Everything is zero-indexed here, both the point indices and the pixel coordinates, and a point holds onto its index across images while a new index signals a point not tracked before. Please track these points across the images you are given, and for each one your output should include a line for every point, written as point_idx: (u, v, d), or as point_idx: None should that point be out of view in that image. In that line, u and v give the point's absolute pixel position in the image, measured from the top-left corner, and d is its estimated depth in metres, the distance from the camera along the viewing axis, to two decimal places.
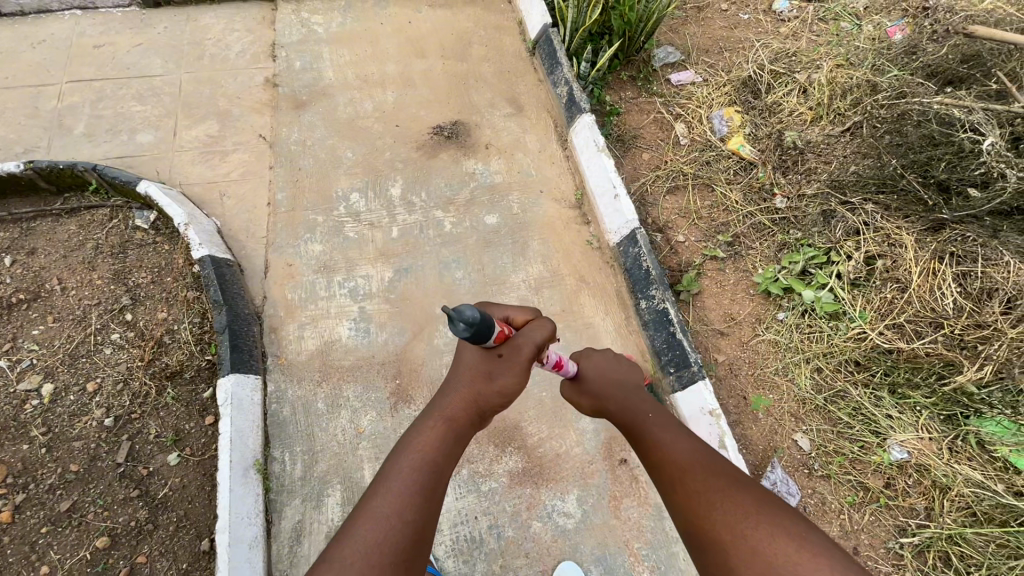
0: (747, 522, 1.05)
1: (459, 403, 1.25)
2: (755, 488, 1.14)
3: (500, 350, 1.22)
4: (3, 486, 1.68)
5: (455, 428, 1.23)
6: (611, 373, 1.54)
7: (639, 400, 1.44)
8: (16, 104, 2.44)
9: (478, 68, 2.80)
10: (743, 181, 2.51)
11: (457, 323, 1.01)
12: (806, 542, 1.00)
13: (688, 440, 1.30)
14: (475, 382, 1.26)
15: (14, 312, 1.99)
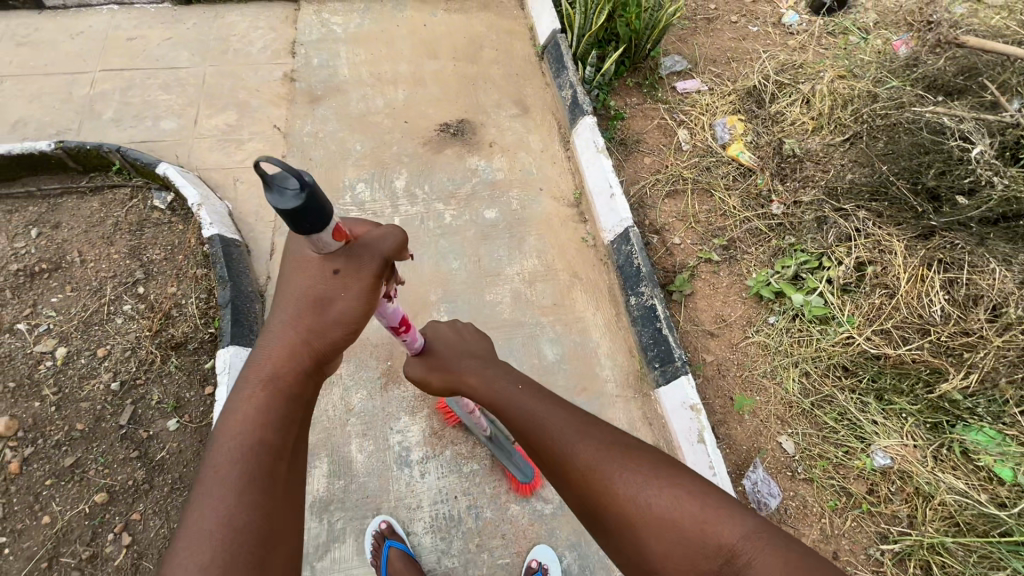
0: (633, 479, 1.05)
1: (288, 355, 1.08)
2: (642, 449, 1.11)
3: (336, 266, 1.07)
4: (14, 440, 1.78)
5: (286, 386, 1.05)
6: (459, 350, 1.42)
7: (495, 372, 1.33)
8: (51, 89, 2.60)
9: (488, 70, 2.89)
10: (741, 188, 2.55)
11: (286, 188, 0.87)
12: (691, 488, 1.02)
13: (551, 401, 1.23)
14: (303, 321, 1.09)
15: (36, 280, 2.12)
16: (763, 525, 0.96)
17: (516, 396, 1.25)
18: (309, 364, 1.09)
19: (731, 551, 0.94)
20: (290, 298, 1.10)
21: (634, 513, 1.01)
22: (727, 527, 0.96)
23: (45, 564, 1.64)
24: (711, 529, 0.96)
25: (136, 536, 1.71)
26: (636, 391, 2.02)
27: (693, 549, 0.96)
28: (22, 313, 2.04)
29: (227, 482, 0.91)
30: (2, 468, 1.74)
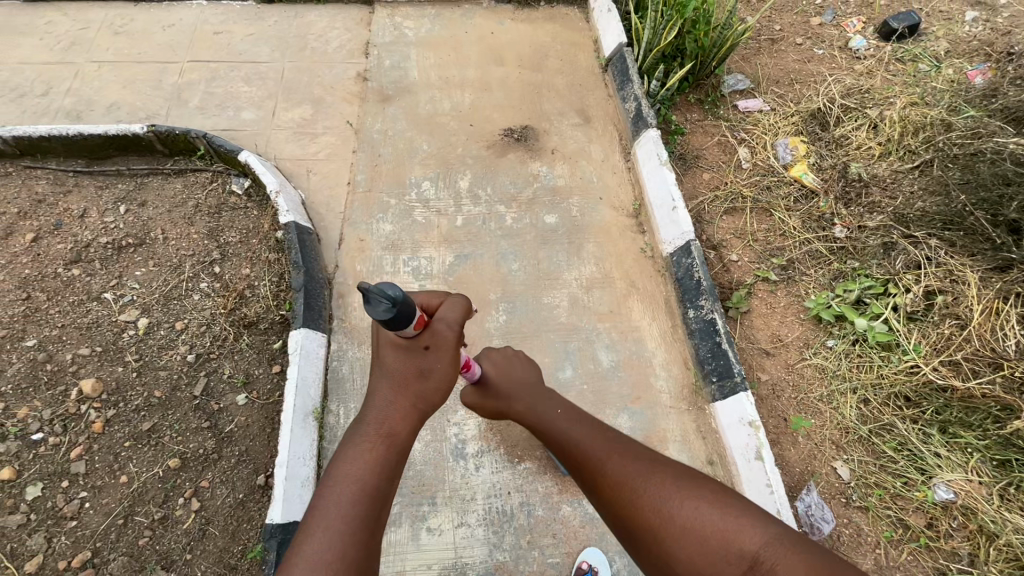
0: (664, 491, 1.20)
1: (395, 416, 1.26)
2: (668, 466, 1.28)
3: (426, 343, 1.22)
4: (98, 401, 1.89)
5: (396, 442, 1.24)
6: (522, 380, 1.65)
7: (548, 404, 1.57)
8: (143, 76, 2.76)
9: (552, 79, 2.95)
10: (802, 209, 2.53)
11: (377, 303, 0.99)
12: (714, 499, 1.16)
13: (598, 431, 1.45)
14: (407, 389, 1.27)
15: (122, 254, 2.24)
16: (787, 534, 1.07)
17: (566, 427, 1.49)
18: (413, 422, 1.28)
19: (753, 557, 1.04)
20: (391, 366, 1.26)
21: (662, 521, 1.15)
22: (749, 535, 1.07)
23: (121, 521, 1.73)
24: (734, 536, 1.07)
25: (204, 502, 1.79)
26: (690, 404, 2.03)
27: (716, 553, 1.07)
28: (108, 283, 2.16)
29: (341, 521, 1.08)
30: (87, 427, 1.85)
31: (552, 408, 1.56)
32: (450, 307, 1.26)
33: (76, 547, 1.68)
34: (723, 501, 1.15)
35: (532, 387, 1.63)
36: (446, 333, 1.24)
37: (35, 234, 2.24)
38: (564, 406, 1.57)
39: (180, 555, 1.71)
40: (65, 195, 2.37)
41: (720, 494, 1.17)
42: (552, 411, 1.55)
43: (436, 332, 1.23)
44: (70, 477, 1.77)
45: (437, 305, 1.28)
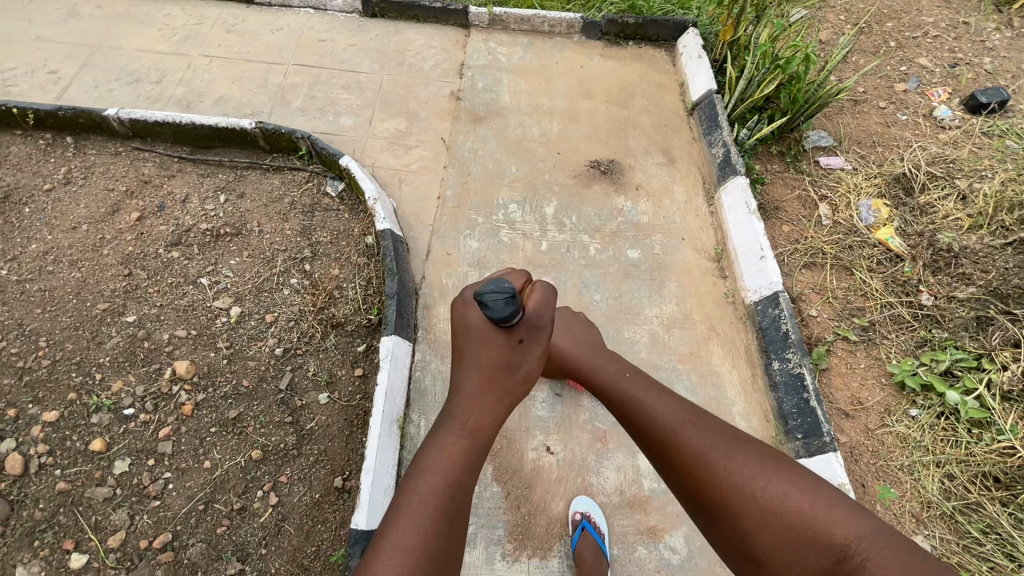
0: (742, 463, 1.22)
1: (482, 409, 1.35)
2: (754, 445, 1.27)
3: (520, 337, 1.37)
4: (190, 383, 1.92)
5: (481, 433, 1.32)
6: (584, 345, 1.78)
7: (616, 369, 1.62)
8: (251, 74, 2.88)
9: (638, 117, 3.00)
10: (885, 273, 2.53)
11: (498, 302, 1.21)
12: (797, 484, 1.16)
13: (667, 398, 1.45)
14: (495, 381, 1.37)
15: (219, 241, 2.29)
16: (881, 530, 1.06)
17: (639, 395, 1.48)
18: (496, 413, 1.37)
19: (843, 547, 1.05)
20: (483, 358, 1.37)
21: (745, 501, 1.17)
22: (838, 527, 1.07)
23: (201, 507, 1.72)
24: (823, 524, 1.08)
25: (281, 498, 1.78)
26: None
27: (796, 538, 1.10)
28: (204, 268, 2.20)
29: (426, 506, 1.13)
30: (177, 408, 1.87)
31: (621, 373, 1.60)
32: (537, 301, 1.36)
33: (157, 528, 1.68)
34: (809, 486, 1.16)
35: (596, 357, 1.70)
36: (538, 328, 1.38)
37: (140, 214, 2.32)
38: (633, 376, 1.57)
39: (255, 549, 1.69)
40: (169, 179, 2.45)
41: (802, 478, 1.18)
42: (623, 376, 1.58)
43: (529, 325, 1.37)
44: (156, 457, 1.78)
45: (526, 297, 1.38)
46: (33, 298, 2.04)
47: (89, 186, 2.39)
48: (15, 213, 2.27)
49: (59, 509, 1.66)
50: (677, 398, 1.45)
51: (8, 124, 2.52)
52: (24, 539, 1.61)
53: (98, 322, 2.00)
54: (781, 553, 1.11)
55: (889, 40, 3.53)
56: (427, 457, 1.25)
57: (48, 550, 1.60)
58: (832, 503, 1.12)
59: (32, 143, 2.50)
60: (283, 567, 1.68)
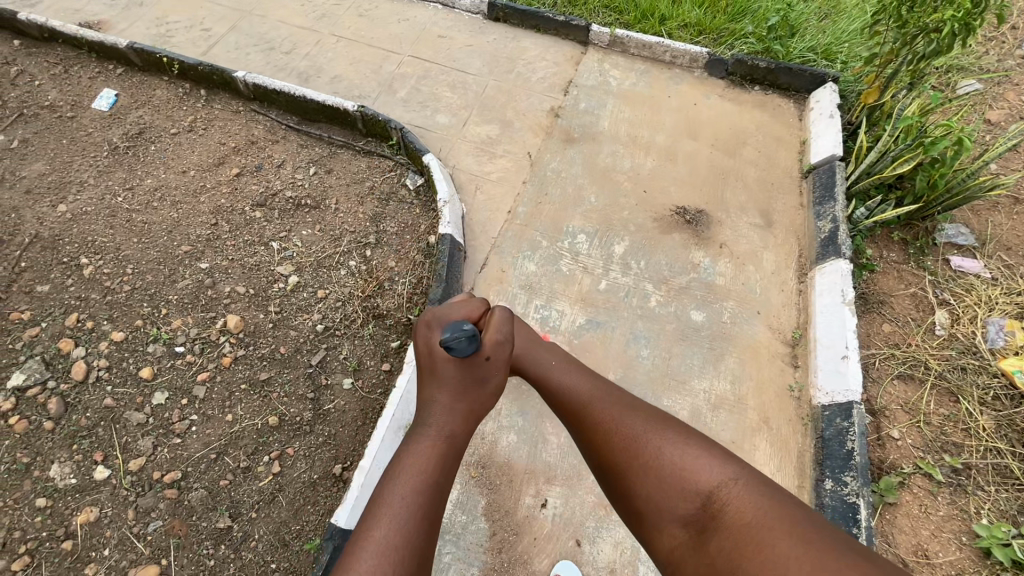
0: (634, 429, 1.21)
1: (454, 419, 1.26)
2: (650, 410, 1.26)
3: (487, 356, 1.27)
4: (235, 338, 2.05)
5: (454, 442, 1.24)
6: (522, 330, 1.61)
7: (537, 342, 1.53)
8: (369, 58, 3.02)
9: (743, 169, 2.76)
10: (1000, 411, 2.11)
11: (459, 343, 1.16)
12: (682, 441, 1.15)
13: (577, 370, 1.42)
14: (465, 395, 1.29)
15: (297, 210, 2.42)
16: (749, 478, 1.06)
17: (549, 366, 1.45)
18: (467, 425, 1.29)
19: (711, 496, 1.05)
20: (451, 379, 1.28)
21: (634, 457, 1.16)
22: (706, 474, 1.08)
23: (213, 456, 1.83)
24: (695, 477, 1.08)
25: (283, 469, 1.84)
26: None
27: (677, 492, 1.09)
28: (278, 233, 2.34)
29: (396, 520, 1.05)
30: (219, 357, 2.00)
31: (542, 349, 1.52)
32: (498, 322, 1.30)
33: (171, 464, 1.80)
34: (691, 444, 1.15)
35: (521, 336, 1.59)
36: (502, 345, 1.30)
37: (239, 170, 2.52)
38: (553, 345, 1.52)
39: (247, 510, 1.76)
40: (272, 144, 2.64)
41: (690, 438, 1.16)
42: (543, 353, 1.50)
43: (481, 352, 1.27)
44: (189, 398, 1.92)
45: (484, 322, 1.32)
46: (134, 227, 2.29)
47: (206, 137, 2.63)
48: (143, 150, 2.56)
49: (100, 422, 1.84)
50: (580, 367, 1.43)
51: (159, 70, 2.85)
52: (65, 440, 1.80)
53: (178, 262, 2.20)
54: (659, 504, 1.11)
55: None
56: (394, 470, 1.15)
57: (81, 456, 1.77)
58: (704, 454, 1.12)
59: (173, 89, 2.81)
60: (266, 536, 1.73)
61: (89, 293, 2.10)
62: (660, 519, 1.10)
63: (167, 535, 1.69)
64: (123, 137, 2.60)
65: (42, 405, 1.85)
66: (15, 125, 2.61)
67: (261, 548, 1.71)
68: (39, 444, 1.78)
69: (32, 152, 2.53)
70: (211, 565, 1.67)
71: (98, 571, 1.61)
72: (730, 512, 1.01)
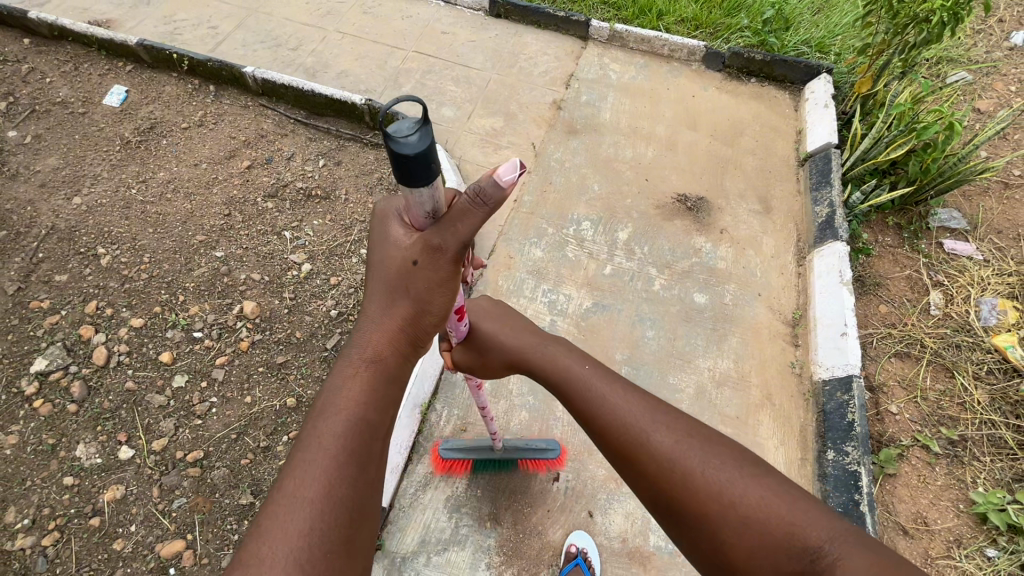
0: (707, 466, 0.96)
1: (385, 339, 1.07)
2: (719, 436, 1.02)
3: (433, 245, 1.01)
4: (252, 324, 2.10)
5: (388, 367, 1.07)
6: (520, 324, 1.39)
7: (552, 349, 1.29)
8: (374, 54, 3.08)
9: (742, 158, 2.83)
10: (994, 385, 2.19)
11: (407, 134, 0.84)
12: (775, 485, 0.93)
13: (621, 386, 1.13)
14: (401, 299, 1.07)
15: (308, 201, 2.48)
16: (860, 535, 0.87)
17: (588, 380, 1.16)
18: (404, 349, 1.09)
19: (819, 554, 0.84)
20: (386, 276, 1.07)
21: (713, 504, 0.92)
22: (818, 535, 0.86)
23: (234, 436, 1.88)
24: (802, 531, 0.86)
25: None
26: None
27: (778, 549, 0.86)
28: (290, 223, 2.40)
29: (325, 463, 0.92)
30: (236, 342, 2.05)
31: (575, 359, 1.23)
32: (465, 203, 1.03)
33: (194, 444, 1.85)
34: (781, 486, 0.93)
35: (539, 337, 1.34)
36: (462, 240, 1.02)
37: (250, 163, 2.57)
38: (577, 352, 1.26)
39: (268, 488, 1.81)
40: (282, 137, 2.70)
41: (780, 479, 0.94)
42: (577, 362, 1.22)
43: (442, 227, 1.02)
44: (209, 381, 1.96)
45: (455, 200, 1.06)
46: (149, 218, 2.34)
47: (216, 131, 2.68)
48: (155, 144, 2.61)
49: (123, 404, 1.88)
50: (620, 381, 1.15)
51: (168, 66, 2.90)
52: (90, 422, 1.84)
53: (194, 251, 2.25)
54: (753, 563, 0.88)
55: None
56: (325, 396, 1.02)
57: (105, 437, 1.82)
58: (810, 507, 0.90)
59: (183, 86, 2.86)
60: None
61: (107, 282, 2.14)
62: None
63: (191, 512, 1.73)
64: (135, 132, 2.65)
65: (65, 390, 1.90)
66: (28, 121, 2.66)
67: None
68: (64, 426, 1.83)
69: (45, 148, 2.57)
70: (235, 539, 1.71)
71: (125, 546, 1.66)
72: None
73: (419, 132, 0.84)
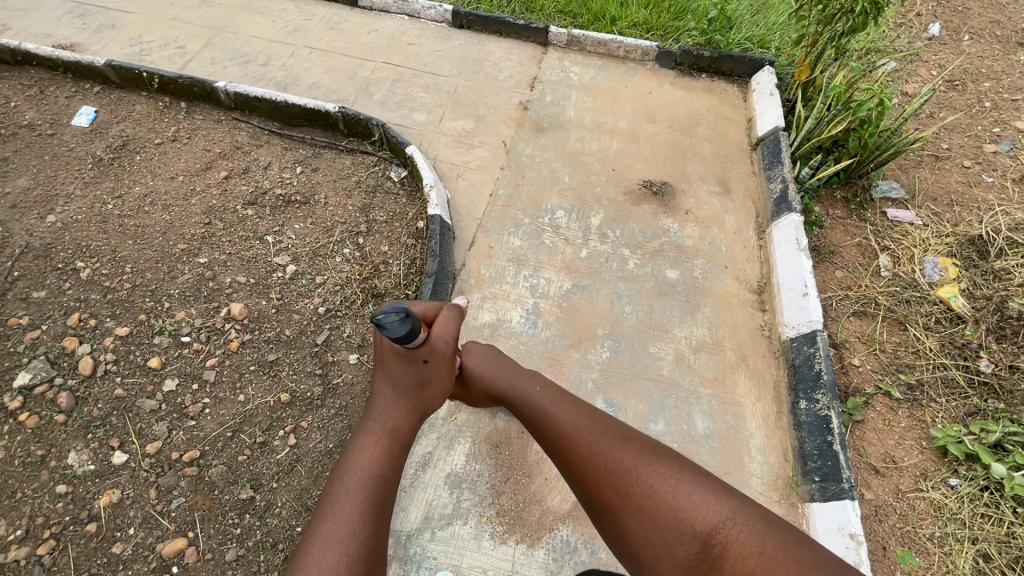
0: (622, 468, 1.24)
1: (400, 415, 1.40)
2: (641, 443, 1.30)
3: (424, 357, 1.38)
4: (240, 325, 2.12)
5: (400, 434, 1.37)
6: (492, 362, 1.71)
7: (523, 377, 1.63)
8: (343, 67, 3.18)
9: (699, 145, 3.02)
10: (942, 333, 2.38)
11: (391, 321, 1.16)
12: (673, 477, 1.18)
13: (567, 404, 1.47)
14: (406, 395, 1.42)
15: (288, 206, 2.53)
16: (745, 514, 1.05)
17: (543, 401, 1.50)
18: (412, 422, 1.42)
19: (704, 535, 1.06)
20: (396, 378, 1.43)
21: (625, 497, 1.20)
22: (701, 515, 1.08)
23: (229, 434, 1.89)
24: (686, 515, 1.10)
25: (299, 441, 1.91)
26: (782, 496, 1.91)
27: (671, 532, 1.10)
28: (272, 228, 2.44)
29: (354, 506, 1.15)
30: (226, 343, 2.07)
31: (533, 384, 1.59)
32: (443, 325, 1.43)
33: (189, 444, 1.85)
34: (682, 476, 1.18)
35: (507, 368, 1.67)
36: (442, 349, 1.41)
37: (227, 173, 2.61)
38: (540, 380, 1.60)
39: (268, 481, 1.82)
40: (257, 148, 2.75)
41: (681, 473, 1.19)
42: (533, 387, 1.57)
43: (434, 347, 1.40)
44: (200, 383, 1.97)
45: (433, 320, 1.44)
46: (128, 231, 2.35)
47: (191, 145, 2.72)
48: (128, 160, 2.62)
49: (113, 411, 1.88)
50: (572, 402, 1.48)
51: (137, 86, 2.93)
52: (80, 431, 1.83)
53: (176, 260, 2.26)
54: (654, 544, 1.13)
55: (983, 100, 3.35)
56: (348, 458, 1.28)
57: (97, 443, 1.81)
58: (701, 493, 1.12)
59: (153, 104, 2.89)
60: (289, 503, 1.79)
61: (89, 294, 2.14)
62: (658, 559, 1.13)
63: (191, 511, 1.73)
64: (107, 150, 2.66)
65: (52, 401, 1.88)
66: None
67: (286, 514, 1.76)
68: (52, 436, 1.80)
69: (13, 169, 2.55)
70: (237, 533, 1.71)
71: (125, 549, 1.64)
72: (721, 550, 1.02)
73: (401, 319, 1.18)
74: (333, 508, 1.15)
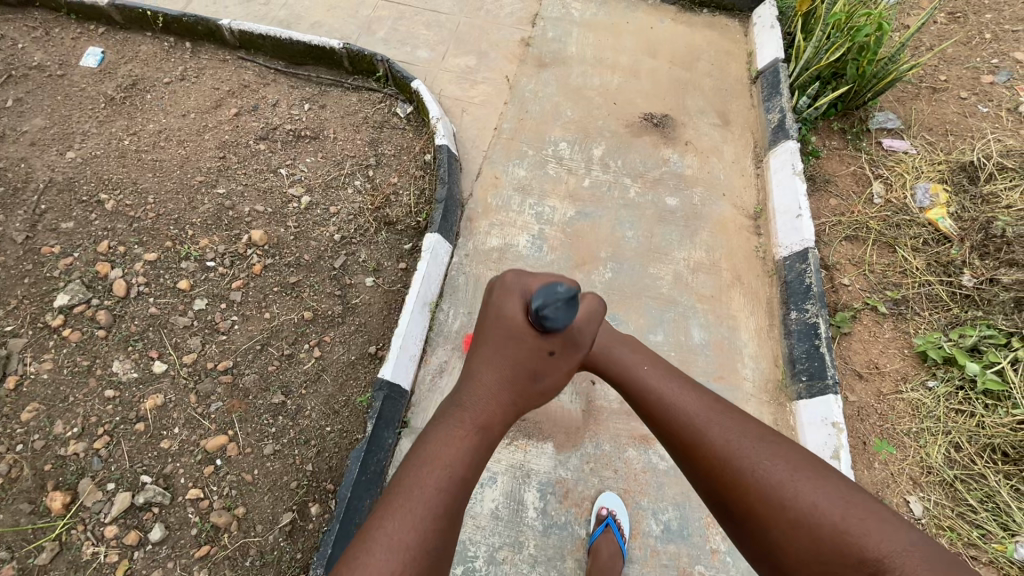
0: (772, 476, 1.05)
1: (494, 407, 1.20)
2: (790, 447, 1.11)
3: (554, 350, 1.19)
4: (261, 251, 2.23)
5: (489, 434, 1.18)
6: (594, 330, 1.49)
7: (628, 352, 1.41)
8: (343, 5, 3.17)
9: (700, 79, 3.05)
10: (929, 253, 2.50)
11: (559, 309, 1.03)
12: (831, 492, 1.01)
13: (688, 388, 1.27)
14: (514, 386, 1.22)
15: (299, 141, 2.59)
16: (927, 552, 0.91)
17: (649, 377, 1.32)
18: (506, 420, 1.22)
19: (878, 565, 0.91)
20: (508, 359, 1.20)
21: (768, 509, 1.03)
22: (875, 541, 0.93)
23: (258, 347, 2.02)
24: (856, 539, 0.94)
25: (323, 353, 2.04)
26: (772, 397, 2.08)
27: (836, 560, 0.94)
28: (283, 162, 2.51)
29: (424, 507, 1.01)
30: (249, 267, 2.19)
31: (639, 359, 1.38)
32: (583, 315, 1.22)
33: (222, 356, 1.99)
34: (842, 496, 1.01)
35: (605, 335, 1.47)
36: (575, 344, 1.22)
37: (237, 110, 2.66)
38: (647, 356, 1.39)
39: (297, 388, 1.96)
40: (264, 86, 2.78)
41: (843, 491, 1.02)
42: (641, 364, 1.36)
43: (568, 340, 1.20)
44: (228, 302, 2.10)
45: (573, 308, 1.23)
46: (146, 166, 2.43)
47: (199, 84, 2.76)
48: (139, 99, 2.67)
49: (149, 327, 2.01)
50: (688, 386, 1.28)
51: (142, 26, 2.94)
52: (120, 345, 1.97)
53: (195, 191, 2.36)
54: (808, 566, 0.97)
55: (984, 32, 3.35)
56: (428, 448, 1.12)
57: (137, 355, 1.95)
58: (866, 515, 0.97)
59: (159, 44, 2.91)
60: (317, 407, 1.93)
61: (115, 224, 2.24)
62: None
63: (229, 413, 1.88)
64: (117, 89, 2.70)
65: (91, 319, 2.01)
66: (6, 86, 2.67)
67: (316, 416, 1.91)
68: (95, 349, 1.95)
69: (28, 109, 2.60)
70: (273, 432, 1.87)
71: (173, 444, 1.81)
72: None
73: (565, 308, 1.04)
74: (397, 504, 1.01)
